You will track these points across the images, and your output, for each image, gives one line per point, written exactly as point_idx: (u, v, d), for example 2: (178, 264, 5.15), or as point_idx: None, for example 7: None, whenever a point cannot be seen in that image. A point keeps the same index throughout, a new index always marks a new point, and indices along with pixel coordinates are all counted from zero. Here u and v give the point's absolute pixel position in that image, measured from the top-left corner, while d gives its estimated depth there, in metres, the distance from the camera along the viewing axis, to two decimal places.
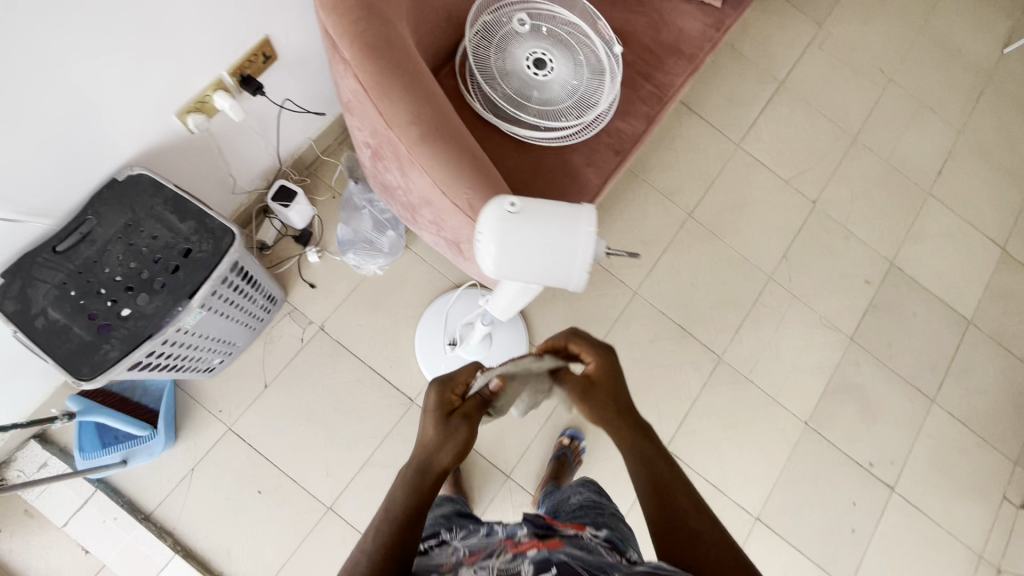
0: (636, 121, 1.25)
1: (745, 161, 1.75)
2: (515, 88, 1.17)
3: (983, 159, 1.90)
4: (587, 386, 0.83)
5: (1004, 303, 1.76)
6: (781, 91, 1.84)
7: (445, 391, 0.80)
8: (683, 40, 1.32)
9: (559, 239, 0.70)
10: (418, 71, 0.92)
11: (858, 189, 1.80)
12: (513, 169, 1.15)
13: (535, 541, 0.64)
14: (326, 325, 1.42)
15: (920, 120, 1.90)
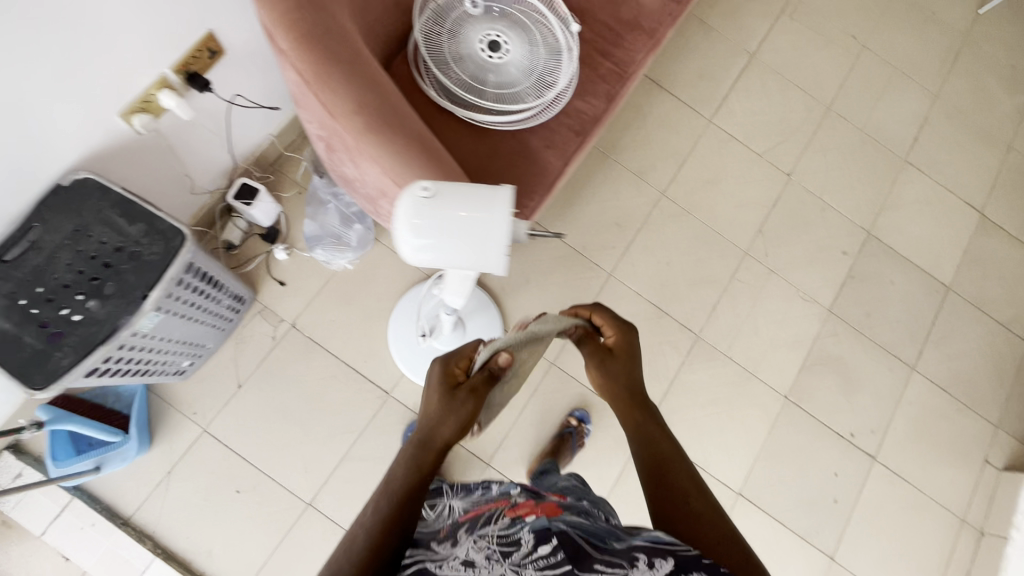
0: (596, 100, 1.23)
1: (717, 137, 1.73)
2: (470, 72, 1.15)
3: (959, 123, 1.88)
4: (606, 356, 0.87)
5: (982, 267, 1.76)
6: (752, 64, 1.81)
7: (449, 365, 0.81)
8: (643, 14, 1.29)
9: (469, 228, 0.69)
10: (358, 60, 0.90)
11: (833, 159, 1.78)
12: (472, 154, 1.13)
13: (533, 510, 0.72)
14: (298, 322, 1.41)
15: (895, 86, 1.87)
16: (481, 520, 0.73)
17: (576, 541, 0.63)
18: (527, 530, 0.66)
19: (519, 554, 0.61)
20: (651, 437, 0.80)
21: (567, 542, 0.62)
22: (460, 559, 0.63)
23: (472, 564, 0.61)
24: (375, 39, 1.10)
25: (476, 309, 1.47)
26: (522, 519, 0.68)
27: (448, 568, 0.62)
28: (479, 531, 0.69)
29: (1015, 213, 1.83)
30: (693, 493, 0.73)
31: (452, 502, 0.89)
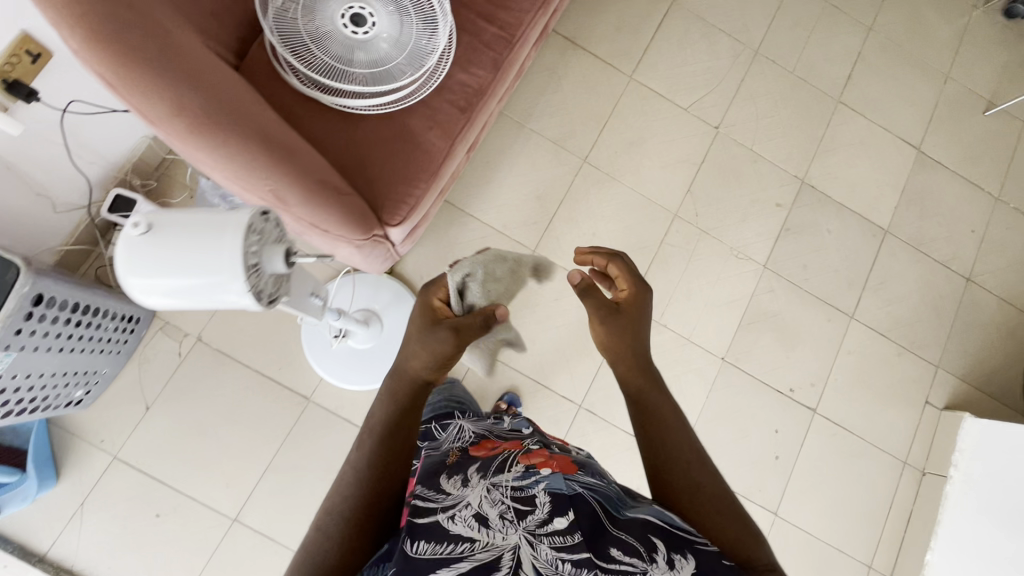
0: (483, 70, 1.13)
1: (639, 94, 1.63)
2: (333, 52, 1.04)
3: (894, 56, 1.79)
4: (614, 309, 0.83)
5: (920, 206, 1.71)
6: (673, 10, 1.69)
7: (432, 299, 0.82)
8: None
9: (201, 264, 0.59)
10: (170, 54, 0.80)
11: (763, 106, 1.69)
12: (345, 142, 1.04)
13: (547, 463, 0.75)
14: (204, 335, 1.34)
15: (826, 22, 1.77)
16: (495, 466, 0.74)
17: (593, 510, 0.64)
18: (542, 488, 0.66)
19: (534, 520, 0.60)
20: (649, 408, 0.77)
21: (584, 517, 0.62)
22: (472, 509, 0.62)
23: (483, 521, 0.60)
24: (218, 19, 0.99)
25: (392, 302, 1.40)
26: (536, 473, 0.70)
27: (459, 521, 0.60)
28: (492, 478, 0.70)
29: (954, 147, 1.76)
30: (694, 465, 0.72)
31: (464, 425, 0.92)
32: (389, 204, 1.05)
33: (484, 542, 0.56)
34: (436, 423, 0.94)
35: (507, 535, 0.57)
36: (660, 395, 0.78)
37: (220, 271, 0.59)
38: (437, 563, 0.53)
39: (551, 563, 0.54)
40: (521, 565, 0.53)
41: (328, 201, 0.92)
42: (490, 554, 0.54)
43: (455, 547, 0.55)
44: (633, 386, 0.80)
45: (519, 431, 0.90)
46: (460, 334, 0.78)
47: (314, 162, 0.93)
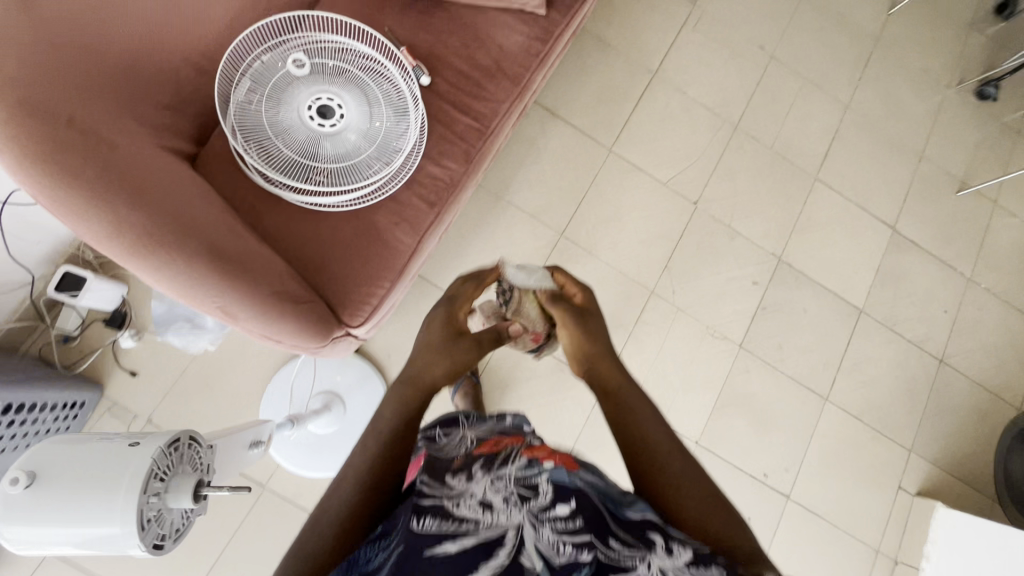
0: (455, 163, 1.10)
1: (618, 167, 1.62)
2: (298, 145, 0.99)
3: (871, 133, 1.81)
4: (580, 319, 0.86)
5: (895, 286, 1.71)
6: (655, 82, 1.69)
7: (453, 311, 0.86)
8: (504, 58, 1.15)
9: (88, 516, 0.56)
10: (110, 166, 0.74)
11: (743, 182, 1.68)
12: (304, 239, 0.99)
13: (552, 456, 0.69)
14: (155, 417, 1.26)
15: (804, 98, 1.78)
16: (500, 457, 0.70)
17: (598, 501, 0.61)
18: (547, 476, 0.64)
19: (538, 504, 0.59)
20: (622, 406, 0.74)
21: (587, 505, 0.59)
22: (476, 497, 0.60)
23: (488, 506, 0.59)
24: (174, 111, 0.93)
25: (357, 383, 1.34)
26: (541, 464, 0.67)
27: (463, 506, 0.59)
28: (498, 469, 0.67)
29: (928, 226, 1.78)
30: (681, 454, 0.67)
31: (467, 431, 0.81)
32: (349, 303, 1.00)
33: (488, 521, 0.56)
34: (436, 424, 0.82)
35: (511, 517, 0.57)
36: (628, 394, 0.75)
37: (114, 521, 0.56)
38: (442, 537, 0.54)
39: (552, 546, 0.53)
40: (523, 546, 0.53)
41: (282, 312, 0.87)
42: (492, 533, 0.55)
43: (460, 526, 0.55)
44: (609, 379, 0.77)
45: (524, 429, 0.83)
46: (478, 344, 0.85)
47: (269, 269, 0.88)
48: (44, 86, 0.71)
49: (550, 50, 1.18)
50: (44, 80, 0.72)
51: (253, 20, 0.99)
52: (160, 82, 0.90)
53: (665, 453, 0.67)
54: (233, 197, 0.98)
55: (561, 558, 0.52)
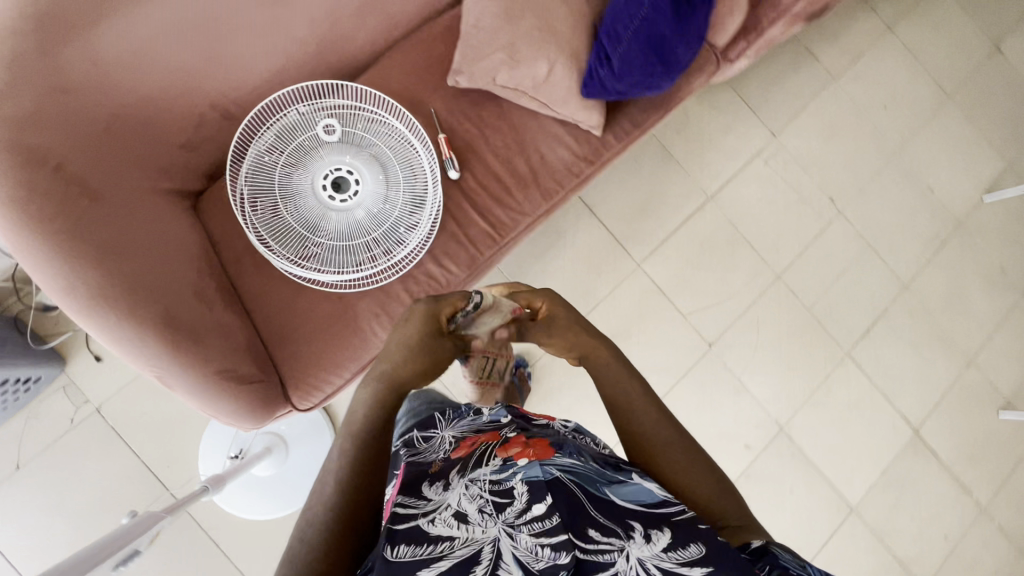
0: (458, 266, 1.04)
1: (640, 286, 1.53)
2: (301, 214, 0.95)
3: (923, 322, 1.66)
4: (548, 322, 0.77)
5: (897, 494, 1.57)
6: (706, 207, 1.59)
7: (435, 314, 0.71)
8: (543, 171, 1.10)
9: None
10: (89, 219, 0.72)
11: (768, 336, 1.57)
12: (277, 310, 0.95)
13: (525, 452, 0.67)
14: (103, 408, 1.25)
15: (861, 266, 1.65)
16: (473, 460, 0.69)
17: (573, 495, 0.58)
18: (519, 478, 0.61)
19: (512, 512, 0.56)
20: (610, 377, 0.76)
21: (562, 499, 0.57)
22: (451, 509, 0.58)
23: (463, 518, 0.56)
24: (190, 150, 0.89)
25: (307, 433, 1.30)
26: (515, 464, 0.64)
27: (439, 522, 0.56)
28: (471, 473, 0.65)
29: (954, 440, 1.62)
30: (660, 423, 0.71)
31: (444, 432, 0.81)
32: (302, 384, 0.95)
33: (463, 537, 0.53)
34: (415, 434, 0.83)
35: (487, 530, 0.54)
36: (610, 357, 0.77)
37: None
38: (418, 563, 0.50)
39: (529, 552, 0.51)
40: (500, 560, 0.50)
41: (222, 394, 0.83)
42: (469, 550, 0.51)
43: (436, 547, 0.52)
44: (595, 352, 0.77)
45: (499, 420, 0.83)
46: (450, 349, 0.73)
47: (225, 344, 0.84)
48: (44, 132, 0.69)
49: (592, 173, 1.12)
50: (46, 124, 0.69)
51: (297, 76, 0.96)
52: (183, 123, 0.86)
53: (647, 423, 0.71)
54: (224, 246, 0.95)
55: (540, 564, 0.50)
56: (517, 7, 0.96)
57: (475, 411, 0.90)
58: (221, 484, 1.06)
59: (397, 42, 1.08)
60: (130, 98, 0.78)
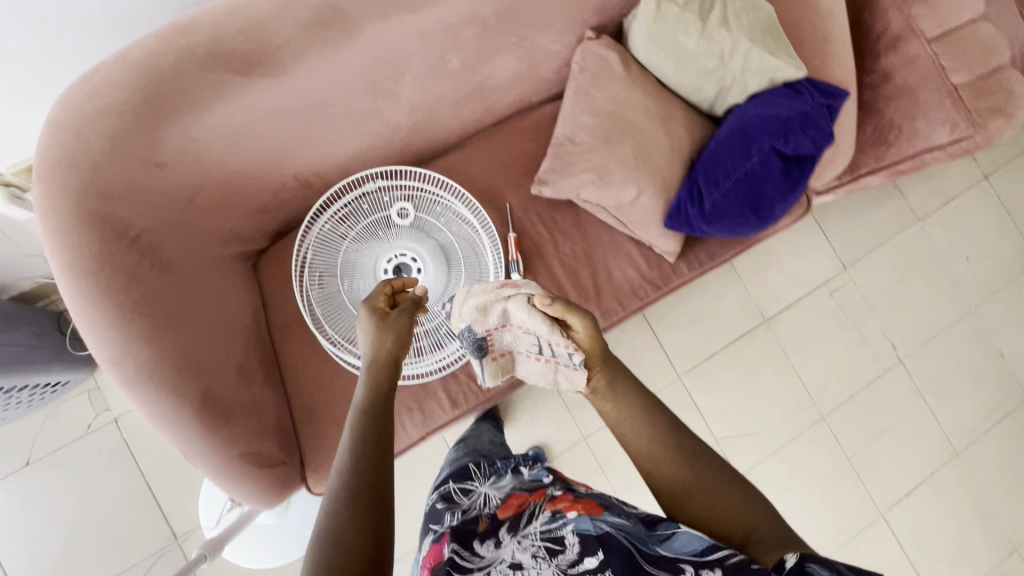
0: None
1: (677, 400, 1.46)
2: (357, 293, 0.93)
3: (969, 496, 1.55)
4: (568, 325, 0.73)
5: None
6: (760, 331, 1.52)
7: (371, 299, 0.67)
8: (606, 287, 1.05)
9: None
10: (153, 290, 0.70)
11: (800, 478, 1.48)
12: (310, 386, 0.92)
13: (574, 505, 0.68)
14: (121, 420, 1.25)
15: (913, 423, 1.56)
16: (524, 518, 0.69)
17: (624, 545, 0.59)
18: (570, 527, 0.63)
19: (565, 562, 0.59)
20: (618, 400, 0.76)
21: (616, 550, 0.58)
22: (506, 561, 0.61)
23: (518, 568, 0.59)
24: (262, 214, 0.88)
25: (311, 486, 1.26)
26: (564, 515, 0.66)
27: (495, 573, 0.59)
28: (522, 530, 0.66)
29: None
30: (675, 437, 0.73)
31: (485, 490, 0.84)
32: (319, 470, 0.90)
33: None
34: (456, 488, 0.86)
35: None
36: (626, 381, 0.77)
37: None
38: None
39: None
40: None
41: (244, 472, 0.80)
42: None
43: None
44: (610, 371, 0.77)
45: (541, 480, 0.83)
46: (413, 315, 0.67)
47: (257, 420, 0.82)
48: (131, 204, 0.67)
49: (655, 298, 1.07)
50: (137, 197, 0.68)
51: (382, 154, 0.94)
52: (262, 191, 0.84)
53: (653, 447, 0.73)
54: (274, 310, 0.94)
55: None
56: (617, 132, 0.93)
57: (514, 470, 0.93)
58: (217, 549, 0.99)
59: (485, 130, 1.07)
60: (224, 170, 0.76)
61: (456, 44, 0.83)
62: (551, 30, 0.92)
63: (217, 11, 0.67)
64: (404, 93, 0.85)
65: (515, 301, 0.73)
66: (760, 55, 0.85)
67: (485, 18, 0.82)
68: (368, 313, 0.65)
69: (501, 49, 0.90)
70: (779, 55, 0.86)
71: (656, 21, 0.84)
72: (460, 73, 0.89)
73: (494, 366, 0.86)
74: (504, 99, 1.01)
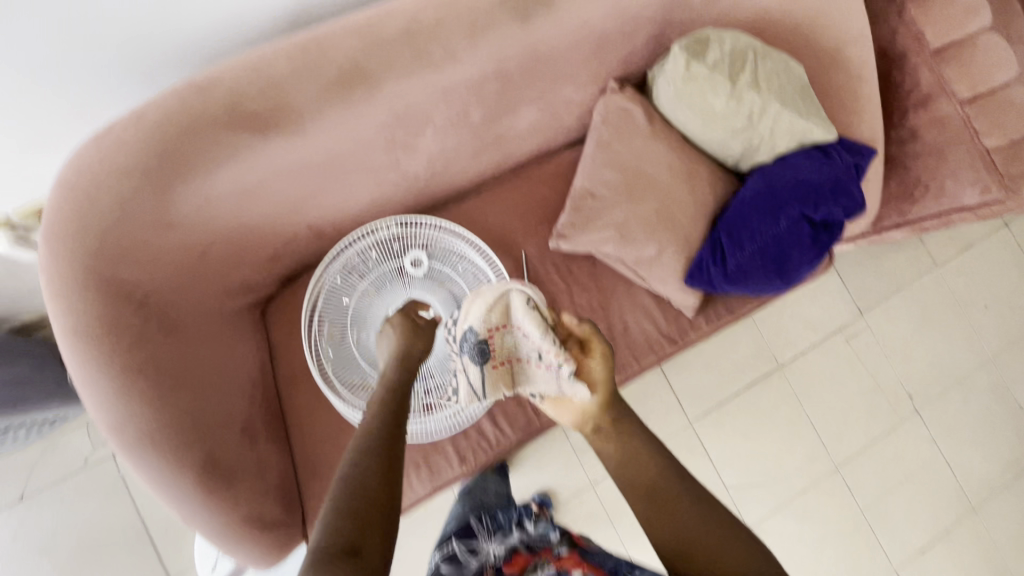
0: (512, 427, 0.97)
1: (687, 446, 1.43)
2: (367, 345, 0.90)
3: (985, 554, 1.50)
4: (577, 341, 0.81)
5: None
6: (774, 376, 1.49)
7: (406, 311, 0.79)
8: (622, 341, 1.02)
9: None
10: (158, 354, 0.67)
11: (811, 531, 1.44)
12: (315, 440, 0.88)
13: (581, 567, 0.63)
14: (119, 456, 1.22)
15: (929, 476, 1.52)
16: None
17: None
18: None
19: None
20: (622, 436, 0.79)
21: None
22: None
23: None
24: (273, 263, 0.85)
25: None
26: None
27: None
28: None
29: None
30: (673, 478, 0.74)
31: (491, 549, 0.79)
32: None
33: None
34: (461, 545, 0.82)
35: None
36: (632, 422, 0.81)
37: None
38: None
39: None
40: None
41: (245, 536, 0.77)
42: None
43: None
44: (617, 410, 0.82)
45: (550, 536, 0.78)
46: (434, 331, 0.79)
47: (260, 482, 0.79)
48: (139, 266, 0.65)
49: (672, 354, 1.04)
50: (146, 259, 0.65)
51: (397, 202, 0.92)
52: (274, 242, 0.82)
53: (650, 477, 0.75)
54: (282, 359, 0.91)
55: None
56: (639, 187, 0.90)
57: (524, 525, 0.88)
58: None
59: (503, 176, 1.04)
60: (236, 224, 0.74)
61: (479, 98, 0.81)
62: (575, 82, 0.90)
63: (237, 72, 0.66)
64: (424, 146, 0.83)
65: (519, 302, 0.77)
66: (791, 117, 0.82)
67: (510, 73, 0.80)
68: (402, 325, 0.74)
69: (524, 102, 0.88)
70: (810, 116, 0.83)
71: (685, 80, 0.81)
72: (481, 125, 0.87)
73: (494, 374, 0.82)
74: (523, 147, 0.99)
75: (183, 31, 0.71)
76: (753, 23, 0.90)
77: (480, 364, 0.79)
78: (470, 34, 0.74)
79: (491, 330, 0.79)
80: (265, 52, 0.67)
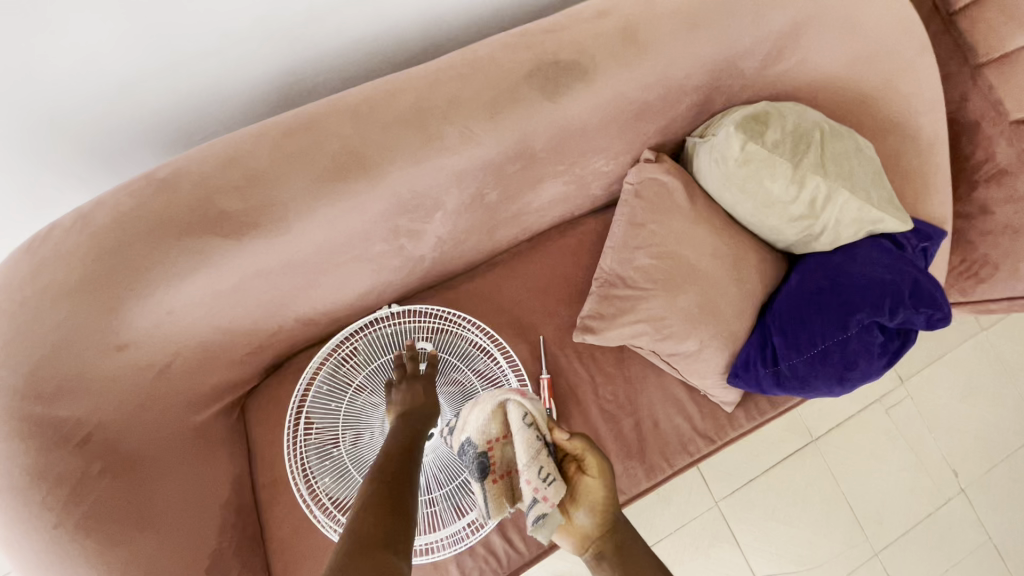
0: (525, 542, 0.84)
1: (714, 530, 1.29)
2: (360, 452, 0.73)
3: None
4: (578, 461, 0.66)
5: None
6: (808, 452, 1.36)
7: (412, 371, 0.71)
8: (652, 439, 0.89)
9: None
10: (107, 498, 0.55)
11: None
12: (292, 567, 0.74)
13: None
14: None
15: (977, 562, 1.38)
16: None
17: None
18: None
19: None
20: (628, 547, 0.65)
21: None
22: None
23: None
24: (255, 362, 0.74)
25: None
26: None
27: None
28: None
29: None
30: None
31: None
32: None
33: None
34: None
35: None
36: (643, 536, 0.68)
37: None
38: None
39: None
40: None
41: None
42: None
43: None
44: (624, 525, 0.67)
45: None
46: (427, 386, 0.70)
47: None
48: (80, 397, 0.54)
49: (709, 454, 0.91)
50: (86, 387, 0.54)
51: (399, 287, 0.79)
52: (256, 342, 0.69)
53: None
54: (259, 467, 0.77)
55: None
56: (679, 276, 0.78)
57: None
58: None
59: (520, 249, 0.92)
60: (206, 332, 0.62)
61: (498, 177, 0.69)
62: (608, 154, 0.78)
63: (208, 161, 0.57)
64: (432, 230, 0.71)
65: (515, 415, 0.61)
66: (860, 205, 0.71)
67: (534, 151, 0.69)
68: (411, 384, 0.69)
69: (549, 177, 0.76)
70: (880, 205, 0.72)
71: (739, 162, 0.71)
72: (499, 203, 0.74)
73: (496, 494, 0.63)
74: (544, 220, 0.86)
75: (156, 107, 0.61)
76: (811, 93, 0.79)
77: (478, 482, 0.63)
78: (491, 113, 0.64)
79: (492, 442, 0.63)
80: (247, 137, 0.58)
